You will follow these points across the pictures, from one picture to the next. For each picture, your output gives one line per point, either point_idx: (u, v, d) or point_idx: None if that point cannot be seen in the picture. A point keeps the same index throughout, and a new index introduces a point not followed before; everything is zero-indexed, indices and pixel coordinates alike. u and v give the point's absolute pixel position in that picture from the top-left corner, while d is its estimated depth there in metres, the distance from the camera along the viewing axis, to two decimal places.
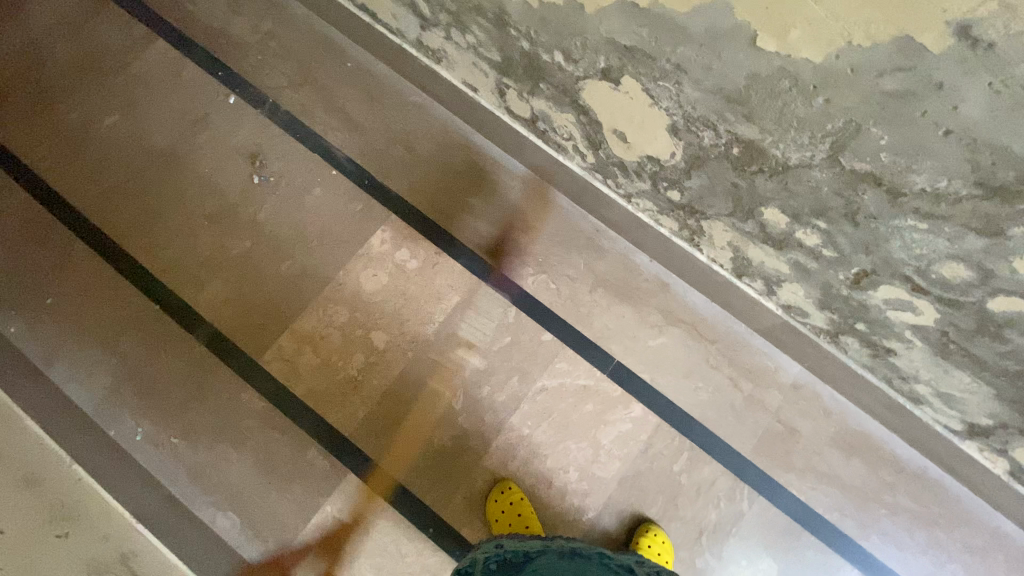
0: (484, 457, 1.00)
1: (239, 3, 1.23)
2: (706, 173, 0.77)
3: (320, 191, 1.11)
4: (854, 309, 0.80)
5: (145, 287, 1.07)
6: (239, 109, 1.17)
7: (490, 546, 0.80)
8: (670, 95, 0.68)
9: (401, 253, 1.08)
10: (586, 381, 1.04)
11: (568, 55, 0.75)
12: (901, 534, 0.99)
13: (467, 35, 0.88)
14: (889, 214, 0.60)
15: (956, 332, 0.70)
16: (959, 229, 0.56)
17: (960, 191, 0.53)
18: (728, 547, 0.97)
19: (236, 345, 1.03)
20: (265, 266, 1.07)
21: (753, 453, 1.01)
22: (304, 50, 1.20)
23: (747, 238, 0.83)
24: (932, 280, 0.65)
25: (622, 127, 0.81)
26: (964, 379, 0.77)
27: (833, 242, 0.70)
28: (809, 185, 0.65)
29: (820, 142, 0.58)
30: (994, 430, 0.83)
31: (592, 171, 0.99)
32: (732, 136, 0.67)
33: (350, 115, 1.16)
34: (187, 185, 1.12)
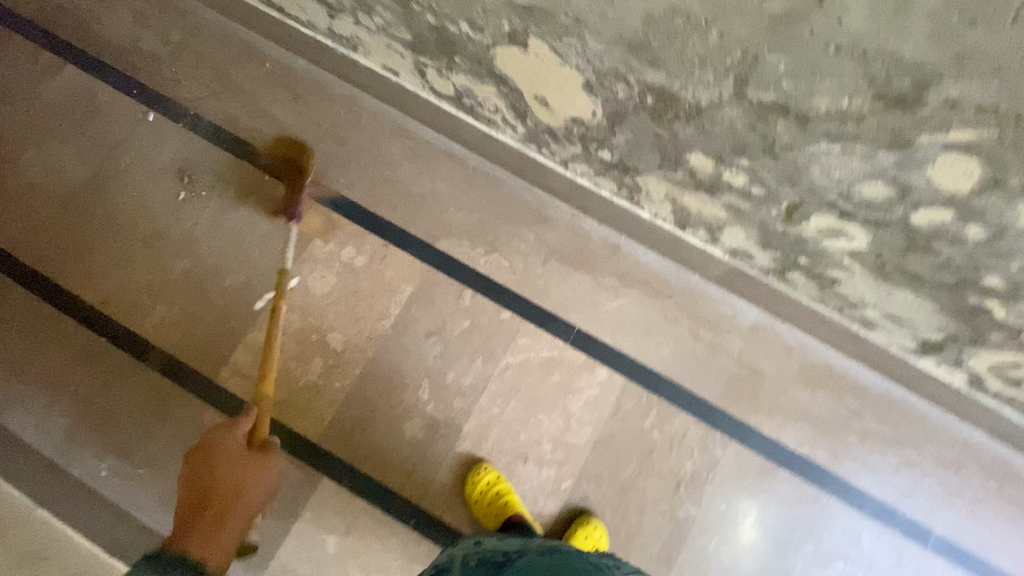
0: (457, 442, 1.00)
1: (145, 16, 1.18)
2: (629, 128, 0.76)
3: (256, 199, 1.08)
4: (793, 243, 0.80)
5: (88, 321, 1.03)
6: (160, 125, 1.13)
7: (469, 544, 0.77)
8: (577, 50, 0.66)
9: (347, 250, 1.06)
10: (550, 353, 1.04)
11: (473, 25, 0.73)
12: (872, 457, 1.02)
13: (374, 17, 0.85)
14: (803, 142, 0.60)
15: (889, 252, 0.70)
16: (870, 147, 0.56)
17: (862, 107, 0.52)
18: (707, 494, 0.99)
19: (190, 367, 1.01)
20: (208, 283, 1.04)
21: (720, 400, 1.02)
22: (219, 56, 1.16)
23: (681, 187, 0.83)
24: (857, 203, 0.65)
25: (541, 91, 0.79)
26: (906, 297, 0.78)
27: (759, 179, 0.70)
28: (724, 124, 0.64)
29: (724, 78, 0.58)
30: (945, 343, 0.84)
31: (525, 141, 0.97)
32: (643, 85, 0.66)
33: (277, 117, 1.12)
34: (116, 212, 1.08)
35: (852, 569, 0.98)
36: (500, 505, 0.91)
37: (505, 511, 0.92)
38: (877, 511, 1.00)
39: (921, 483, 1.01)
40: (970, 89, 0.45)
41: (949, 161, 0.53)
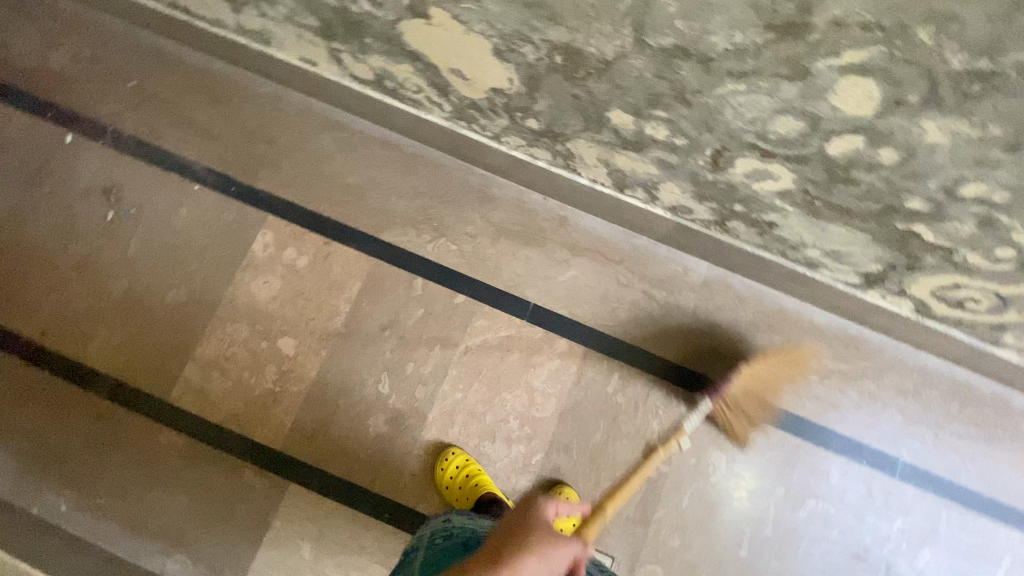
0: (423, 431, 0.99)
1: (50, 33, 1.12)
2: (547, 92, 0.75)
3: (188, 210, 1.05)
4: (725, 192, 0.80)
5: (26, 356, 0.99)
6: (79, 145, 1.08)
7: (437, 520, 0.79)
8: (478, 15, 0.64)
9: (289, 252, 1.04)
10: (507, 332, 1.03)
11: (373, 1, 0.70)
12: (834, 394, 1.03)
13: (277, 7, 0.82)
14: (710, 84, 0.59)
15: (814, 187, 0.70)
16: (773, 80, 0.55)
17: (756, 40, 0.51)
18: (676, 451, 1.00)
19: (140, 390, 0.98)
20: (149, 302, 1.01)
21: (681, 357, 1.03)
22: (133, 67, 1.11)
23: (610, 147, 0.82)
24: (774, 141, 0.64)
25: (456, 64, 0.77)
26: (840, 232, 0.78)
27: (679, 129, 0.70)
28: (633, 76, 0.63)
29: (622, 26, 0.56)
30: (886, 274, 0.85)
31: (455, 120, 0.95)
32: (549, 44, 0.64)
33: (201, 124, 1.09)
34: (43, 240, 1.04)
35: (825, 506, 1.00)
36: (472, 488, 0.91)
37: (479, 492, 0.91)
38: (844, 447, 1.02)
39: (883, 414, 1.03)
40: (852, 7, 0.44)
41: (848, 85, 0.52)
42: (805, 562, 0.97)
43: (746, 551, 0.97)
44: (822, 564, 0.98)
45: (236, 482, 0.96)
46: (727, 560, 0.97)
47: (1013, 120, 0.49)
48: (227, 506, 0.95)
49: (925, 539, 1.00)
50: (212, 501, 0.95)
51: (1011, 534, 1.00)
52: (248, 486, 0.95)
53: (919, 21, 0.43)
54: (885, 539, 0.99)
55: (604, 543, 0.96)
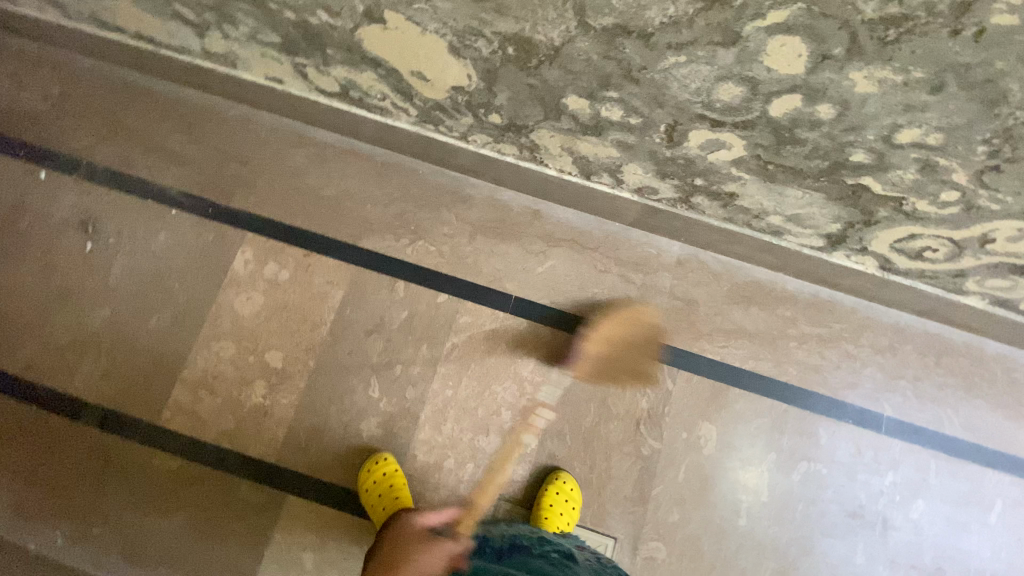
0: (416, 431, 1.00)
1: (20, 75, 1.15)
2: (505, 85, 0.78)
3: (167, 235, 1.06)
4: (685, 167, 0.84)
5: (12, 391, 0.99)
6: (54, 180, 1.09)
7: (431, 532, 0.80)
8: (430, 15, 0.68)
9: (270, 267, 1.05)
10: (492, 325, 1.05)
11: (330, 11, 0.74)
12: (815, 358, 1.06)
13: (240, 26, 0.85)
14: (653, 59, 0.63)
15: (765, 152, 0.74)
16: (709, 49, 0.59)
17: (688, 10, 0.55)
18: (667, 427, 1.01)
19: (129, 416, 0.98)
20: (133, 328, 1.02)
21: (662, 335, 1.06)
22: (104, 101, 1.13)
23: (572, 135, 0.85)
24: (720, 109, 0.68)
25: (415, 66, 0.80)
26: (796, 195, 0.82)
27: (632, 108, 0.73)
28: (582, 59, 0.67)
29: (564, 11, 0.60)
30: (847, 233, 0.88)
31: (422, 123, 0.98)
32: (501, 36, 0.68)
33: (174, 150, 1.11)
34: (21, 276, 1.04)
35: (817, 467, 1.01)
36: (391, 500, 0.91)
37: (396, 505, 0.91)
38: (830, 408, 1.04)
39: (863, 373, 1.06)
40: None
41: (777, 45, 0.56)
42: (803, 524, 0.99)
43: (745, 520, 0.98)
44: (821, 525, 0.99)
45: (231, 501, 0.95)
46: (726, 530, 0.98)
47: (930, 61, 0.53)
48: (225, 527, 0.94)
49: (917, 491, 1.02)
50: (210, 523, 0.94)
51: (1000, 478, 1.02)
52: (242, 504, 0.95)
53: None
54: (878, 494, 1.01)
55: (605, 524, 0.97)
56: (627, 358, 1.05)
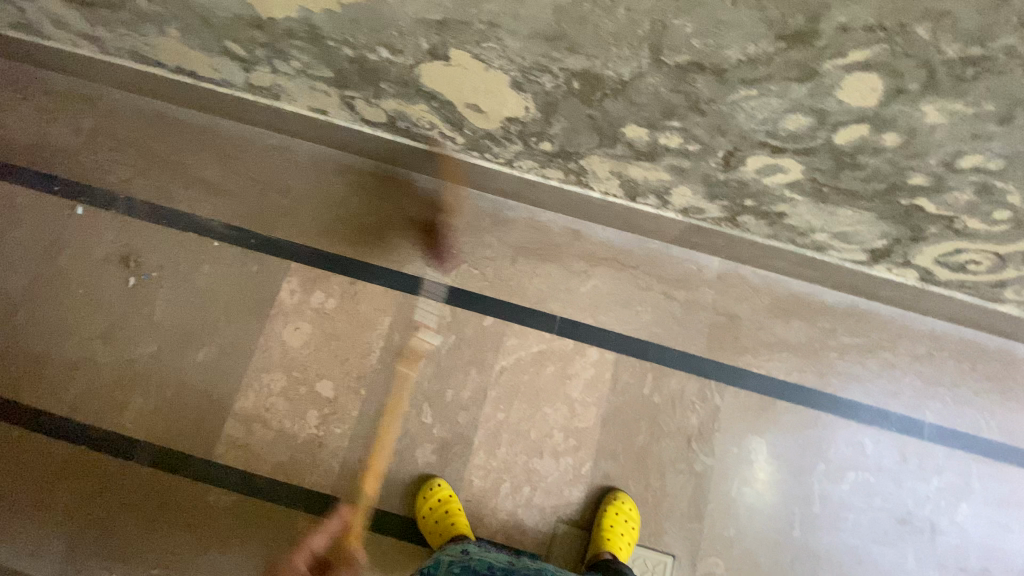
0: (471, 456, 1.00)
1: (49, 109, 1.13)
2: (563, 116, 0.79)
3: (210, 267, 1.06)
4: (737, 189, 0.85)
5: (60, 432, 0.97)
6: (91, 216, 1.08)
7: (456, 551, 0.82)
8: (498, 53, 0.69)
9: (316, 296, 1.05)
10: (539, 347, 1.06)
11: (392, 48, 0.74)
12: (857, 368, 1.08)
13: (291, 62, 0.85)
14: (723, 93, 0.64)
15: (823, 176, 0.75)
16: (783, 84, 0.60)
17: (768, 49, 0.56)
18: (717, 441, 1.03)
19: (182, 452, 0.97)
20: (180, 363, 1.01)
21: (707, 351, 1.07)
22: (138, 133, 1.12)
23: (624, 160, 0.86)
24: (784, 137, 0.69)
25: (472, 99, 0.81)
26: (847, 214, 0.84)
27: (693, 136, 0.75)
28: (649, 92, 0.68)
29: (640, 49, 0.61)
30: (892, 248, 0.91)
31: (467, 151, 0.99)
32: (568, 72, 0.69)
33: (212, 182, 1.10)
34: (64, 314, 1.02)
35: (865, 476, 1.03)
36: (448, 525, 0.91)
37: (451, 531, 0.91)
38: (873, 417, 1.06)
39: (904, 381, 1.08)
40: (858, 13, 0.50)
41: (853, 81, 0.58)
42: (853, 533, 1.01)
43: (798, 531, 1.00)
44: (871, 533, 1.01)
45: (291, 534, 0.95)
46: (781, 541, 0.99)
47: (1004, 96, 0.55)
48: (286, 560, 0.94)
49: (962, 495, 1.04)
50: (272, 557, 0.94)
51: None
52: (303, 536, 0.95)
53: (917, 20, 0.49)
54: (925, 500, 1.03)
55: (663, 542, 0.98)
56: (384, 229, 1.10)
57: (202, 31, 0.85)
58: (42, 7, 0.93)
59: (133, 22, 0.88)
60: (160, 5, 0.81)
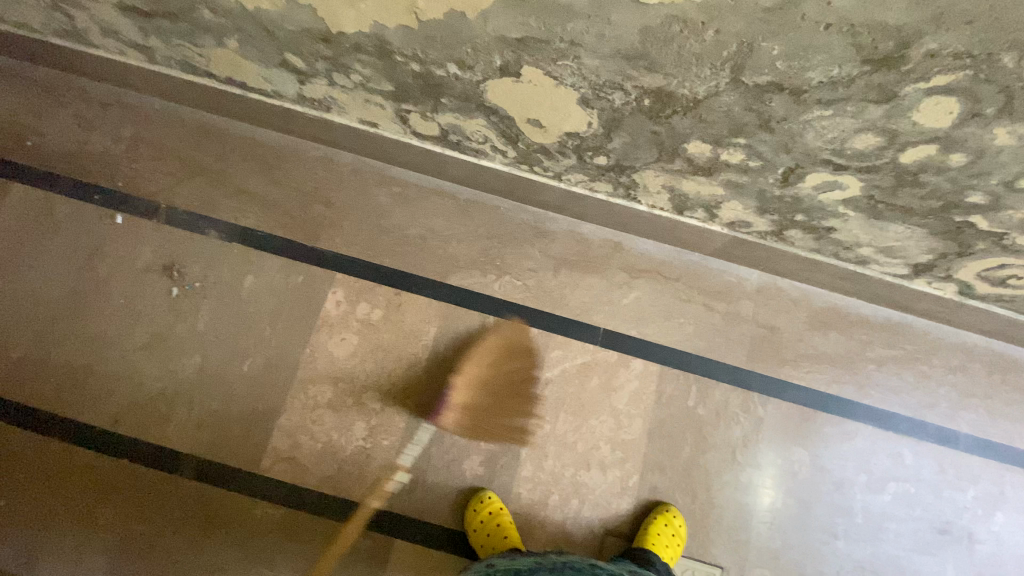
0: (518, 469, 1.00)
1: (88, 117, 1.12)
2: (626, 131, 0.80)
3: (254, 278, 1.05)
4: (790, 204, 0.87)
5: (102, 445, 0.96)
6: (131, 225, 1.07)
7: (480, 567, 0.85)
8: (573, 70, 0.70)
9: (361, 307, 1.05)
10: (584, 359, 1.06)
11: (462, 65, 0.75)
12: (894, 380, 1.10)
13: (352, 75, 0.86)
14: (797, 112, 0.66)
15: (881, 192, 0.77)
16: (860, 105, 0.62)
17: (852, 72, 0.58)
18: (761, 452, 1.04)
19: (227, 465, 0.96)
20: (225, 374, 1.00)
21: (749, 362, 1.08)
22: (178, 142, 1.12)
23: (679, 175, 0.88)
24: (850, 156, 0.71)
25: (534, 114, 0.82)
26: (897, 229, 0.86)
27: (756, 152, 0.76)
28: (721, 111, 0.70)
29: (721, 70, 0.63)
30: (936, 262, 0.93)
31: (516, 164, 1.00)
32: (641, 90, 0.70)
33: (255, 191, 1.10)
34: (106, 325, 1.01)
35: (905, 486, 1.05)
36: (500, 538, 0.90)
37: (503, 544, 0.90)
38: (910, 428, 1.08)
39: (939, 393, 1.10)
40: (949, 41, 0.52)
41: (931, 104, 0.60)
42: (895, 543, 1.02)
43: (843, 541, 1.01)
44: (912, 542, 1.02)
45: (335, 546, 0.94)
46: (825, 552, 1.00)
47: None
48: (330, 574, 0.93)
49: (997, 505, 1.05)
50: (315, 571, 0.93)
51: None
52: (347, 549, 0.94)
53: (1005, 48, 0.52)
54: (963, 509, 1.05)
55: (711, 554, 0.98)
56: (430, 241, 1.10)
57: (263, 44, 0.85)
58: (96, 16, 0.93)
59: (190, 33, 0.89)
60: (224, 17, 0.82)
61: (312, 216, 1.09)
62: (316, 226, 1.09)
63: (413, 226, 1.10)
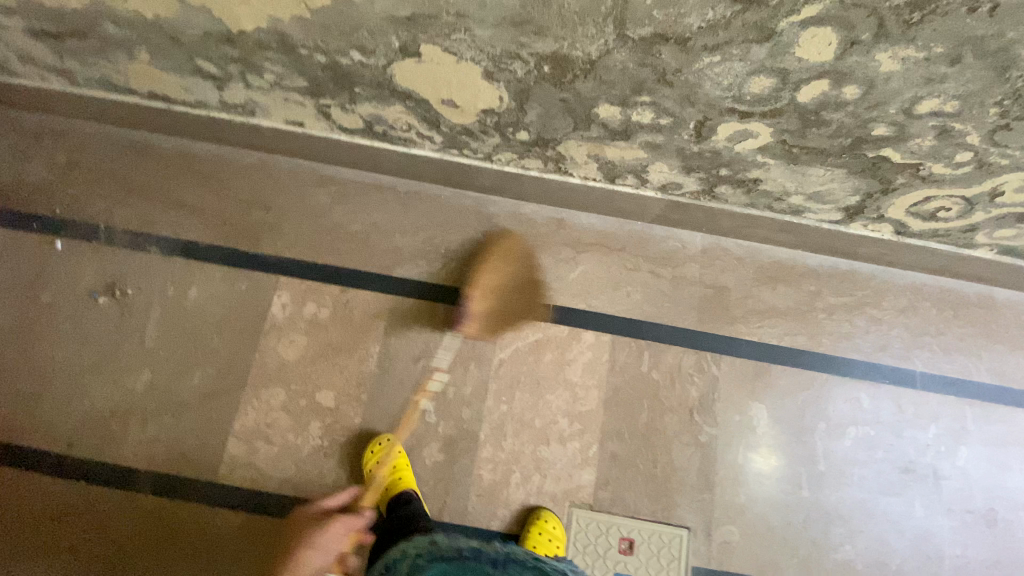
0: (477, 451, 1.00)
1: (21, 147, 1.12)
2: (537, 103, 0.81)
3: (199, 290, 1.05)
4: (711, 159, 0.88)
5: (59, 470, 0.95)
6: (72, 250, 1.06)
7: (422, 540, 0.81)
8: (468, 44, 0.71)
9: (308, 307, 1.05)
10: (535, 336, 1.06)
11: (364, 50, 0.76)
12: (846, 327, 1.11)
13: (265, 74, 0.87)
14: (688, 61, 0.67)
15: (791, 136, 0.78)
16: (744, 47, 0.63)
17: (725, 13, 0.59)
18: (719, 411, 1.04)
19: (185, 478, 0.96)
20: (176, 387, 1.00)
21: (699, 324, 1.09)
22: (113, 163, 1.12)
23: (599, 142, 0.89)
24: (750, 101, 0.72)
25: (446, 95, 0.83)
26: (818, 172, 0.87)
27: (664, 109, 0.77)
28: (617, 69, 0.71)
29: (604, 26, 0.64)
30: (865, 203, 0.94)
31: (445, 149, 1.01)
32: (538, 56, 0.71)
33: (193, 204, 1.10)
34: (53, 351, 1.01)
35: (865, 430, 1.06)
36: (394, 485, 0.95)
37: (394, 490, 0.95)
38: (866, 371, 1.09)
39: (892, 335, 1.11)
40: None
41: (810, 37, 0.60)
42: (860, 487, 1.03)
43: (808, 490, 1.02)
44: (878, 484, 1.03)
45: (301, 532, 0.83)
46: (792, 503, 1.01)
47: (949, 37, 0.58)
48: (304, 546, 0.79)
49: (959, 439, 1.06)
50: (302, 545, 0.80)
51: None
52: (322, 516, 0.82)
53: None
54: (925, 447, 1.05)
55: (677, 516, 0.98)
56: (372, 235, 1.11)
57: (172, 52, 0.85)
58: (10, 44, 0.93)
59: (102, 50, 0.89)
60: (129, 29, 0.82)
61: (254, 222, 1.09)
62: (260, 233, 1.09)
63: (355, 223, 1.11)
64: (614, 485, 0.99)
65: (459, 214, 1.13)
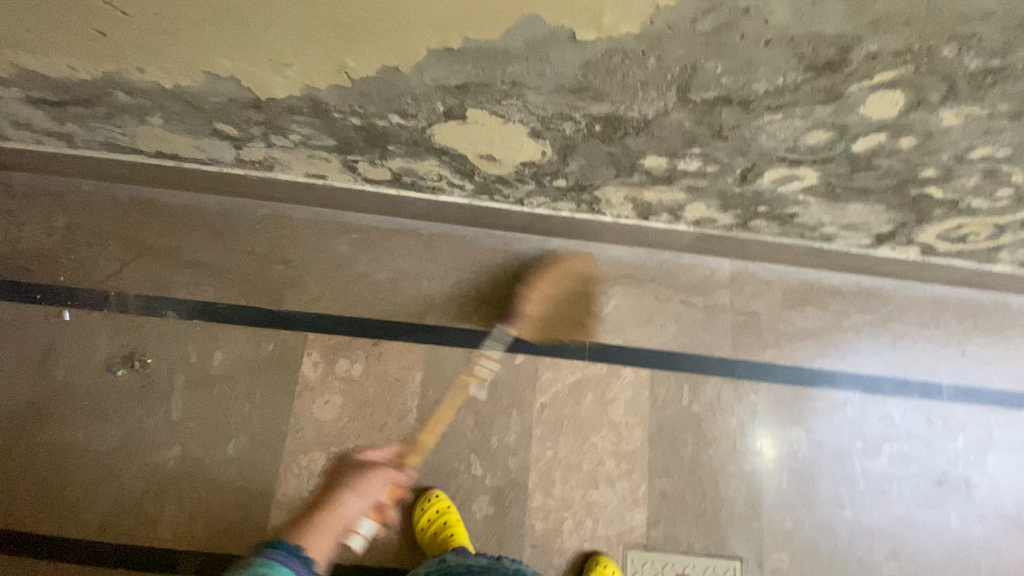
0: (528, 501, 0.99)
1: (13, 211, 1.04)
2: (582, 155, 0.79)
3: (224, 354, 1.00)
4: (753, 199, 0.87)
5: (94, 559, 0.91)
6: (82, 320, 1.00)
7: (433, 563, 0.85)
8: (519, 108, 0.68)
9: (340, 363, 1.02)
10: (575, 377, 1.05)
11: (404, 114, 0.72)
12: (873, 344, 1.13)
13: (291, 135, 0.82)
14: (748, 119, 0.66)
15: (838, 178, 0.78)
16: (808, 107, 0.62)
17: (796, 80, 0.58)
18: (760, 438, 1.05)
19: (230, 554, 0.92)
20: (210, 460, 0.95)
21: (734, 352, 1.09)
22: (116, 223, 1.05)
23: (639, 186, 0.87)
24: (803, 151, 0.72)
25: (486, 150, 0.80)
26: (858, 207, 0.87)
27: (713, 159, 0.76)
28: (672, 127, 0.69)
29: (666, 91, 0.62)
30: (897, 231, 0.95)
31: (477, 195, 1.00)
32: (591, 117, 0.69)
33: (209, 263, 1.05)
34: (74, 432, 0.95)
35: (899, 446, 1.08)
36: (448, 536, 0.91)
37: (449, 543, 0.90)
38: (895, 387, 1.11)
39: (917, 349, 1.14)
40: (886, 41, 0.52)
41: (878, 98, 0.60)
42: (898, 503, 1.05)
43: (851, 510, 1.04)
44: (915, 498, 1.06)
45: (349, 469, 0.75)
46: (836, 524, 1.03)
47: (1016, 97, 0.58)
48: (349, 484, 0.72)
49: (987, 447, 1.10)
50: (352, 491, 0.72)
51: None
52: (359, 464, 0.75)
53: (943, 42, 0.52)
54: (955, 457, 1.09)
55: (728, 548, 1.00)
56: (400, 283, 1.07)
57: (190, 117, 0.80)
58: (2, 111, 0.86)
59: (108, 115, 0.83)
60: (143, 97, 0.76)
61: (274, 279, 1.05)
62: (281, 289, 1.04)
63: (381, 271, 1.07)
64: (666, 523, 1.00)
65: (486, 255, 1.10)
